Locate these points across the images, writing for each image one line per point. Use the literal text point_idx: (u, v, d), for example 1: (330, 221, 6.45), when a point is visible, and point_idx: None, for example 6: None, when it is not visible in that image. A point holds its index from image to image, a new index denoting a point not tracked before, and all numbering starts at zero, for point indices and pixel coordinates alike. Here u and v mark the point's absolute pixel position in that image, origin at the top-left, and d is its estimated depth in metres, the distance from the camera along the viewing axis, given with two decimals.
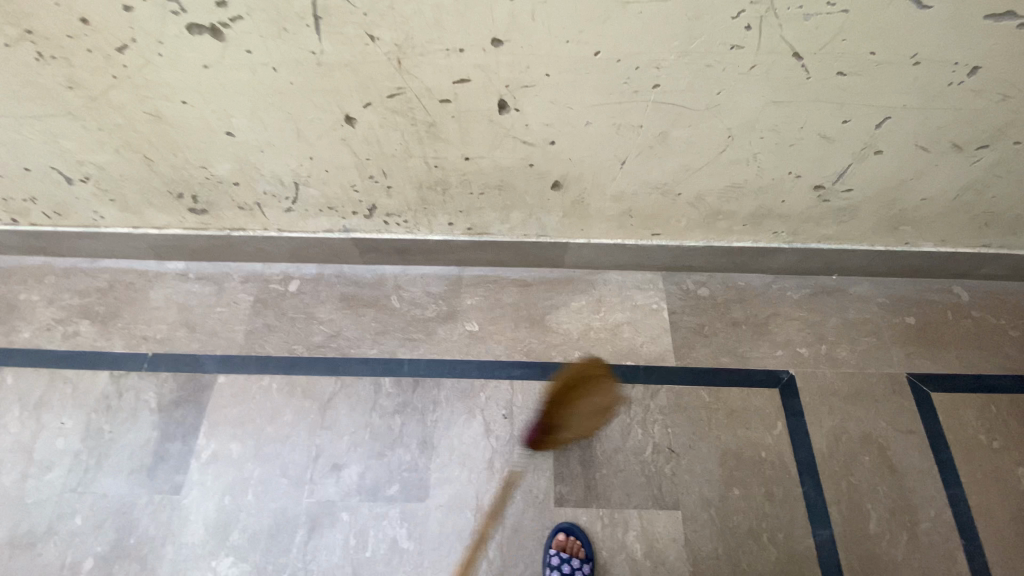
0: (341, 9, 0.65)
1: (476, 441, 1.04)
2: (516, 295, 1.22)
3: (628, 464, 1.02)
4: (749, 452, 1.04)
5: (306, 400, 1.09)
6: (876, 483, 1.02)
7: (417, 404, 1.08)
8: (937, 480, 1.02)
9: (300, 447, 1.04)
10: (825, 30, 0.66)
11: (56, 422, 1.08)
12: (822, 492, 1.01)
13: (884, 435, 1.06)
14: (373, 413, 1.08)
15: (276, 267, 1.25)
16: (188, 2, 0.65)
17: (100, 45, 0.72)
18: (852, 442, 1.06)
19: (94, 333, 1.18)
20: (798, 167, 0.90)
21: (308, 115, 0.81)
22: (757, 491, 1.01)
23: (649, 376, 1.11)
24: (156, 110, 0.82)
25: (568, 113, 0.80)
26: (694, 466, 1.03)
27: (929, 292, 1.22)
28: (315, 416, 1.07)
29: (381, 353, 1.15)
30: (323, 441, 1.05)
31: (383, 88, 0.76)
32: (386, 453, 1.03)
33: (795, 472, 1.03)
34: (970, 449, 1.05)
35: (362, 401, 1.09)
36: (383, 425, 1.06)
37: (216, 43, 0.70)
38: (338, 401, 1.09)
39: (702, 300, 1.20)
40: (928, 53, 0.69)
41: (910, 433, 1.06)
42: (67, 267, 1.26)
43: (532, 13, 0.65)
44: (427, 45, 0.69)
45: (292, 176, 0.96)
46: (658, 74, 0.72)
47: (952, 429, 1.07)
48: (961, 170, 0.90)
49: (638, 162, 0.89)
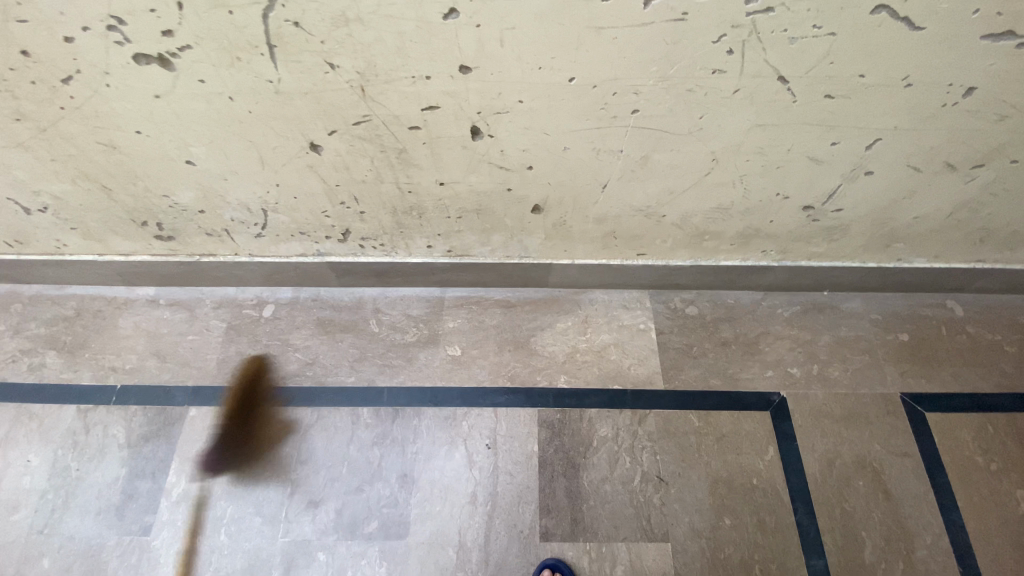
0: (297, 37, 0.61)
1: (458, 474, 1.01)
2: (499, 317, 1.18)
3: (616, 495, 0.99)
4: (740, 479, 1.01)
5: (282, 433, 1.05)
6: (871, 509, 0.99)
7: (397, 435, 1.05)
8: (933, 505, 0.99)
9: (275, 483, 1.00)
10: (812, 53, 0.62)
11: (20, 460, 1.04)
12: (815, 520, 0.98)
13: (878, 458, 1.03)
14: (351, 445, 1.04)
15: (251, 291, 1.20)
16: (132, 32, 0.61)
17: (43, 76, 0.67)
18: (846, 466, 1.03)
19: (60, 364, 1.13)
20: (786, 188, 0.86)
21: (270, 143, 0.77)
22: (749, 520, 0.98)
23: (636, 400, 1.07)
24: (110, 140, 0.78)
25: (545, 139, 0.76)
26: (684, 495, 0.99)
27: (922, 306, 1.19)
28: (291, 450, 1.03)
29: (360, 381, 1.11)
30: (300, 476, 1.01)
31: (348, 116, 0.72)
32: (364, 488, 1.00)
33: (788, 499, 1.00)
34: (966, 471, 1.02)
35: (340, 433, 1.05)
36: (361, 458, 1.03)
37: (166, 73, 0.66)
38: (315, 433, 1.05)
39: (691, 319, 1.16)
40: (921, 75, 0.66)
41: (905, 455, 1.04)
42: (33, 295, 1.21)
43: (500, 40, 0.61)
44: (391, 72, 0.65)
45: (259, 204, 0.92)
46: (637, 99, 0.69)
47: (947, 451, 1.04)
48: (954, 189, 0.87)
49: (620, 186, 0.86)
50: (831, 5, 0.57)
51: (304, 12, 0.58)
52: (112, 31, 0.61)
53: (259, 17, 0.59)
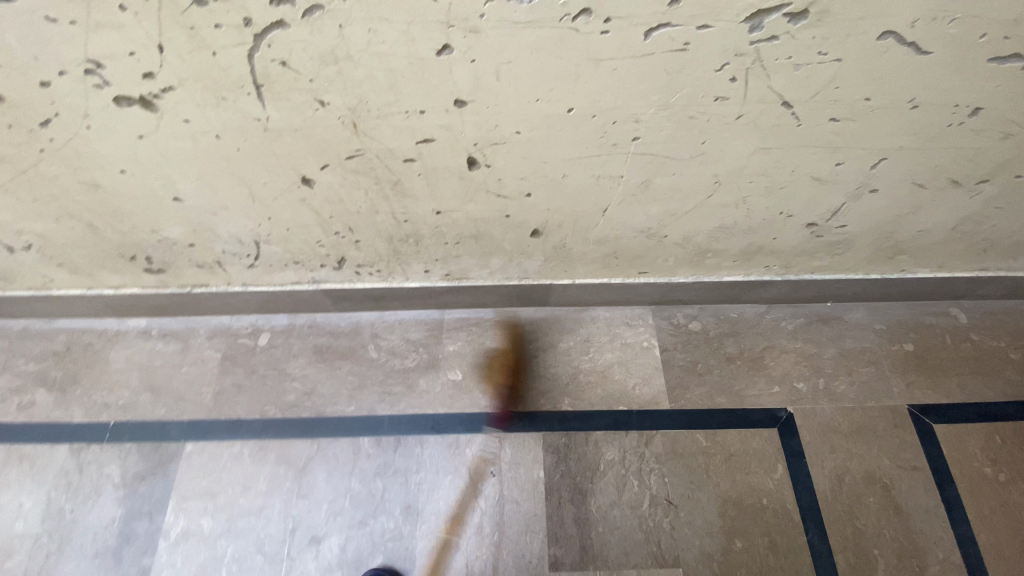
0: (284, 76, 0.58)
1: (463, 504, 0.99)
2: (499, 339, 1.16)
3: (624, 520, 0.97)
4: (750, 499, 0.99)
5: (282, 467, 1.03)
6: (882, 526, 0.98)
7: (399, 465, 1.03)
8: (945, 519, 0.98)
9: (276, 520, 0.98)
10: (817, 79, 0.61)
11: (14, 502, 1.01)
12: (827, 539, 0.97)
13: (888, 473, 1.02)
14: (353, 478, 1.02)
15: (245, 319, 1.18)
16: (112, 75, 0.58)
17: (21, 120, 0.65)
18: (856, 482, 1.01)
19: (51, 402, 1.10)
20: (789, 207, 0.85)
21: (260, 179, 0.75)
22: (760, 542, 0.96)
23: (642, 421, 1.06)
24: (93, 180, 0.75)
25: (543, 167, 0.74)
26: (693, 518, 0.98)
27: (926, 315, 1.18)
28: (292, 484, 1.01)
29: (360, 410, 1.09)
30: (301, 511, 0.99)
31: (340, 150, 0.70)
32: (368, 522, 0.98)
33: (798, 518, 0.98)
34: (977, 483, 1.01)
35: (340, 465, 1.03)
36: (364, 490, 1.01)
37: (149, 114, 0.63)
38: (315, 466, 1.03)
39: (694, 334, 1.15)
40: (928, 97, 0.64)
41: (915, 469, 1.02)
42: (21, 329, 1.18)
43: (496, 74, 0.58)
44: (383, 108, 0.63)
45: (251, 236, 0.89)
46: (637, 127, 0.67)
47: (957, 463, 1.03)
48: (960, 204, 0.86)
49: (621, 210, 0.84)
50: (838, 32, 0.55)
51: (290, 52, 0.55)
52: (90, 75, 0.58)
53: (243, 58, 0.56)
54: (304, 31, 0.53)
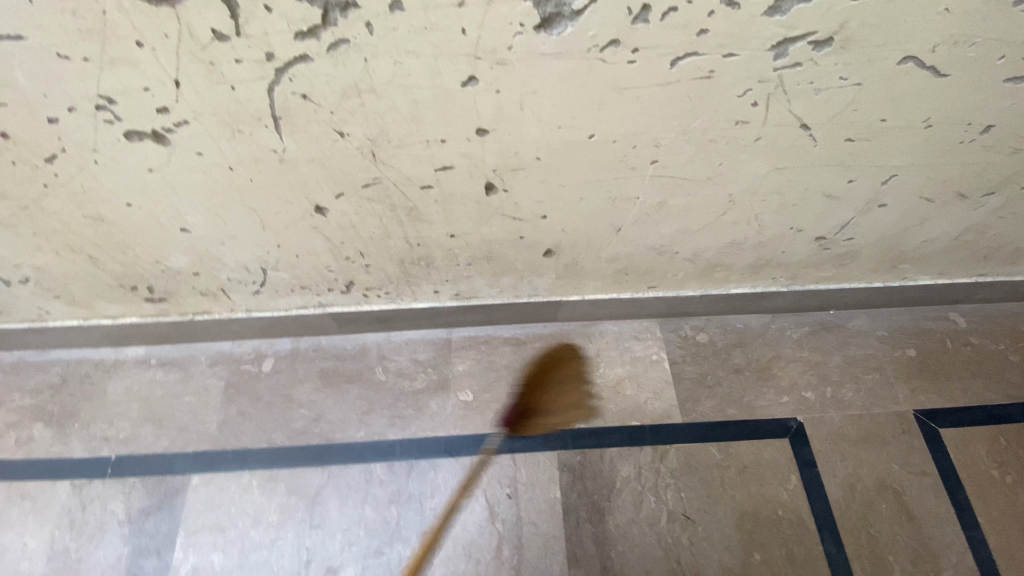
0: (305, 109, 0.57)
1: (480, 528, 0.98)
2: (509, 356, 1.15)
3: (643, 538, 0.97)
4: (766, 512, 1.00)
5: (293, 496, 1.01)
6: (896, 533, 0.99)
7: (414, 490, 1.01)
8: (955, 523, 1.00)
9: (289, 552, 0.96)
10: (836, 102, 0.61)
11: (17, 543, 0.97)
12: (843, 548, 0.97)
13: (899, 478, 1.04)
14: (366, 505, 1.00)
15: (248, 345, 1.15)
16: (124, 110, 0.56)
17: (25, 156, 0.63)
18: (868, 490, 1.03)
19: (49, 437, 1.07)
20: (800, 223, 0.86)
21: (273, 208, 0.73)
22: (778, 553, 0.97)
23: (656, 436, 1.06)
24: (99, 214, 0.73)
25: (561, 191, 0.73)
26: (711, 533, 0.98)
27: (927, 320, 1.21)
28: (304, 514, 0.99)
29: (370, 435, 1.07)
30: (315, 542, 0.97)
31: (357, 179, 0.68)
32: (384, 550, 0.96)
33: (814, 528, 0.99)
34: (984, 486, 1.03)
35: (354, 492, 1.01)
36: (378, 517, 0.99)
37: (161, 148, 0.61)
38: (327, 494, 1.01)
39: (703, 346, 1.15)
40: (941, 117, 0.66)
41: (924, 474, 1.04)
42: (15, 361, 1.15)
43: (520, 103, 0.58)
44: (404, 138, 0.62)
45: (259, 264, 0.88)
46: (657, 151, 0.67)
47: (964, 466, 1.05)
48: (964, 215, 0.88)
49: (635, 229, 0.84)
50: (859, 58, 0.56)
51: (312, 85, 0.54)
52: (101, 111, 0.56)
53: (263, 92, 0.55)
54: (327, 64, 0.52)
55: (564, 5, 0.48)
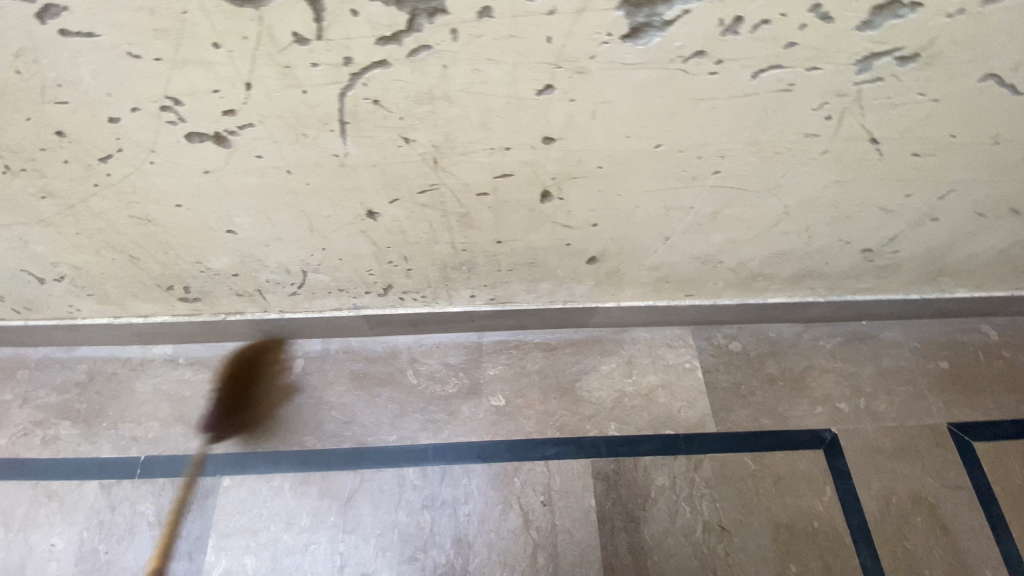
0: (374, 114, 0.56)
1: (515, 535, 0.97)
2: (540, 361, 1.14)
3: (679, 548, 0.96)
4: (801, 523, 0.99)
5: (325, 500, 1.00)
6: (931, 547, 0.98)
7: (447, 496, 1.01)
8: (990, 538, 1.00)
9: (322, 556, 0.95)
10: (909, 117, 0.61)
11: (43, 544, 0.96)
12: (879, 562, 0.97)
13: (933, 492, 1.03)
14: (399, 510, 0.99)
15: (277, 345, 1.14)
16: (189, 112, 0.55)
17: (80, 156, 0.61)
18: (903, 503, 1.02)
19: (76, 436, 1.06)
20: (849, 235, 0.85)
21: (325, 212, 0.72)
22: (814, 565, 0.96)
23: (690, 445, 1.05)
24: (146, 214, 0.71)
25: (617, 200, 0.72)
26: (747, 544, 0.97)
27: (959, 332, 1.20)
28: (337, 519, 0.98)
29: (403, 439, 1.06)
30: (348, 547, 0.96)
31: (415, 184, 0.68)
32: (418, 556, 0.96)
33: (850, 540, 0.99)
34: (1018, 501, 1.03)
35: (387, 497, 1.00)
36: (411, 523, 0.98)
37: (221, 150, 0.60)
38: (360, 498, 1.00)
39: (736, 355, 1.14)
40: (1010, 134, 0.65)
41: (958, 488, 1.04)
42: (41, 358, 1.14)
43: (592, 112, 0.56)
44: (469, 145, 0.61)
45: (300, 266, 0.86)
46: (722, 162, 0.65)
47: (998, 481, 1.05)
48: (1013, 231, 0.87)
49: (685, 239, 0.82)
50: (940, 73, 0.56)
51: (386, 91, 0.53)
52: (165, 112, 0.55)
53: (335, 96, 0.53)
54: (405, 70, 0.51)
55: (655, 15, 0.47)
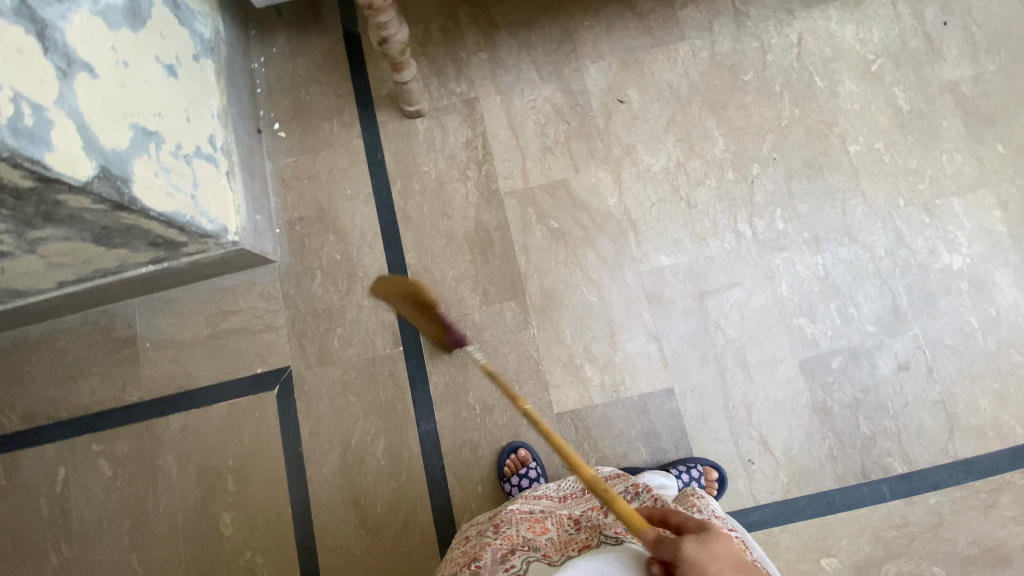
0: None
1: (769, 426, 1.01)
2: None
3: (610, 439, 1.05)
4: (499, 479, 1.04)
5: (973, 421, 0.99)
6: (378, 483, 1.06)
7: (850, 449, 1.00)
8: (325, 508, 1.06)
9: (952, 374, 1.00)
10: None
11: None
12: (425, 458, 1.07)
13: (370, 540, 1.05)
14: (894, 426, 1.00)
15: None
16: None
17: None
18: (398, 524, 1.05)
19: None
20: None
21: None
22: (491, 451, 1.06)
23: None
24: None
25: None
26: (548, 459, 1.05)
27: None
28: (953, 407, 0.99)
29: (923, 498, 0.97)
30: (931, 387, 1.00)
31: None
32: (861, 391, 1.01)
33: (454, 480, 1.06)
34: (294, 554, 1.06)
35: (912, 439, 0.99)
36: (877, 418, 1.00)
37: None
38: (940, 432, 0.99)
39: None
40: None
41: (346, 547, 1.05)
42: None
43: None
44: None
45: None
46: None
47: (309, 564, 1.05)
48: None
49: None
50: None
51: None
52: None
53: None
54: None
55: None
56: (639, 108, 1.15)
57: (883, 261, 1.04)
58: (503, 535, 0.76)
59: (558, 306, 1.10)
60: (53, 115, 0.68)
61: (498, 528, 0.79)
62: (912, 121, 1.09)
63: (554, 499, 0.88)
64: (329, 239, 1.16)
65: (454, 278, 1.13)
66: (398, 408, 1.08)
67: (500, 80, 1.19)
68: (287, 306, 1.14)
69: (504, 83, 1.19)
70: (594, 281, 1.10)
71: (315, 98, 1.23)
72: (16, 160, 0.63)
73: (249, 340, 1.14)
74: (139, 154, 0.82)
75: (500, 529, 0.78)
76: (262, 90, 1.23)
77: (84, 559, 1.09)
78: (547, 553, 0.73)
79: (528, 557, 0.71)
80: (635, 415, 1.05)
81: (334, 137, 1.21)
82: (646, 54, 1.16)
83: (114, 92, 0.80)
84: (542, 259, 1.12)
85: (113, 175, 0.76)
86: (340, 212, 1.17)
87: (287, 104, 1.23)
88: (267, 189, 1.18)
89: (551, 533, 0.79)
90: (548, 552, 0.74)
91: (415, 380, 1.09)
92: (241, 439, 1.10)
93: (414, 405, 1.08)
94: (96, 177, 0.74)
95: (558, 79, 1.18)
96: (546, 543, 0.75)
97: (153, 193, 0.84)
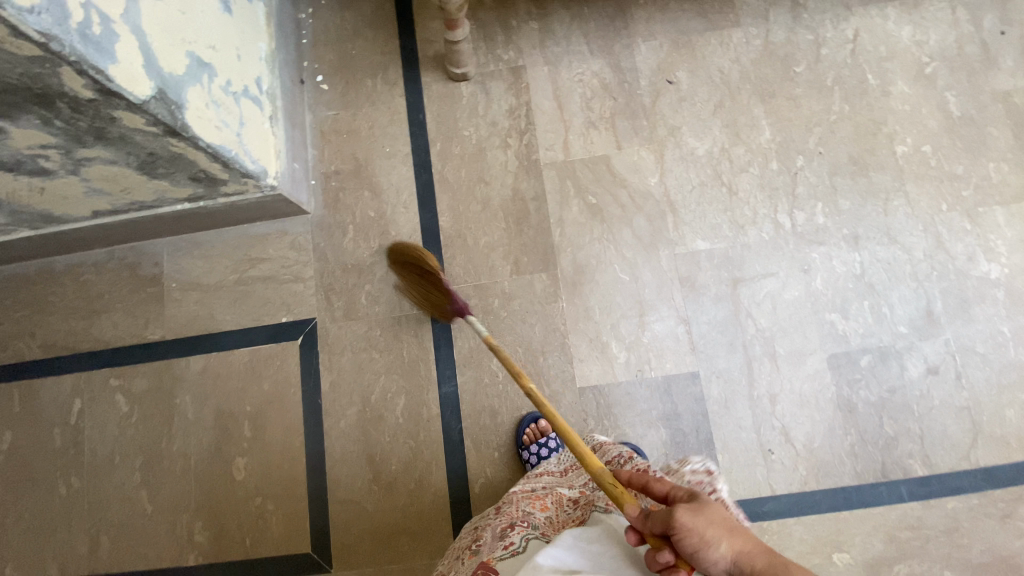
0: None
1: (792, 418, 1.01)
2: None
3: (629, 417, 1.04)
4: (516, 447, 1.04)
5: (999, 430, 0.99)
6: (395, 441, 1.06)
7: (871, 448, 0.99)
8: (339, 461, 1.06)
9: (981, 382, 1.00)
10: None
11: None
12: (444, 420, 1.06)
13: (383, 497, 1.05)
14: (918, 428, 1.00)
15: None
16: None
17: None
18: (412, 482, 1.05)
19: None
20: None
21: None
22: (511, 418, 1.06)
23: None
24: None
25: None
26: None
27: None
28: (980, 414, 0.99)
29: (941, 501, 0.97)
30: (959, 393, 1.00)
31: None
32: (887, 391, 1.01)
33: (471, 444, 1.05)
34: (305, 505, 1.06)
35: (936, 442, 0.99)
36: (903, 418, 1.00)
37: None
38: (965, 438, 0.99)
39: None
40: None
41: (358, 502, 1.05)
42: None
43: None
44: None
45: None
46: None
47: (320, 515, 1.05)
48: None
49: None
50: None
51: None
52: None
53: None
54: None
55: None
56: (687, 92, 1.14)
57: (921, 264, 1.04)
58: (503, 514, 0.74)
59: (588, 282, 1.09)
60: (119, 28, 0.67)
61: (501, 508, 0.77)
62: (961, 128, 1.08)
63: (558, 477, 0.81)
64: (364, 195, 1.15)
65: (486, 245, 1.12)
66: (420, 368, 1.08)
67: (549, 51, 1.18)
68: (316, 258, 1.14)
69: (553, 54, 1.18)
70: (626, 259, 1.09)
71: (360, 54, 1.22)
72: (81, 67, 0.62)
73: (276, 289, 1.13)
74: (193, 83, 0.82)
75: (502, 508, 0.77)
76: (308, 41, 1.22)
77: (94, 492, 1.09)
78: (545, 531, 0.70)
79: (526, 534, 0.69)
80: (657, 396, 1.04)
81: (377, 94, 1.20)
82: (699, 37, 1.15)
83: (177, 18, 0.79)
84: (577, 233, 1.11)
85: (169, 98, 0.76)
86: (376, 169, 1.16)
87: (331, 58, 1.22)
88: (305, 140, 1.17)
89: (550, 510, 0.74)
90: (546, 530, 0.71)
91: (439, 342, 1.09)
92: (261, 386, 1.10)
93: (437, 367, 1.08)
94: (153, 98, 0.73)
95: (608, 55, 1.17)
96: (544, 521, 0.72)
97: (203, 123, 0.83)
